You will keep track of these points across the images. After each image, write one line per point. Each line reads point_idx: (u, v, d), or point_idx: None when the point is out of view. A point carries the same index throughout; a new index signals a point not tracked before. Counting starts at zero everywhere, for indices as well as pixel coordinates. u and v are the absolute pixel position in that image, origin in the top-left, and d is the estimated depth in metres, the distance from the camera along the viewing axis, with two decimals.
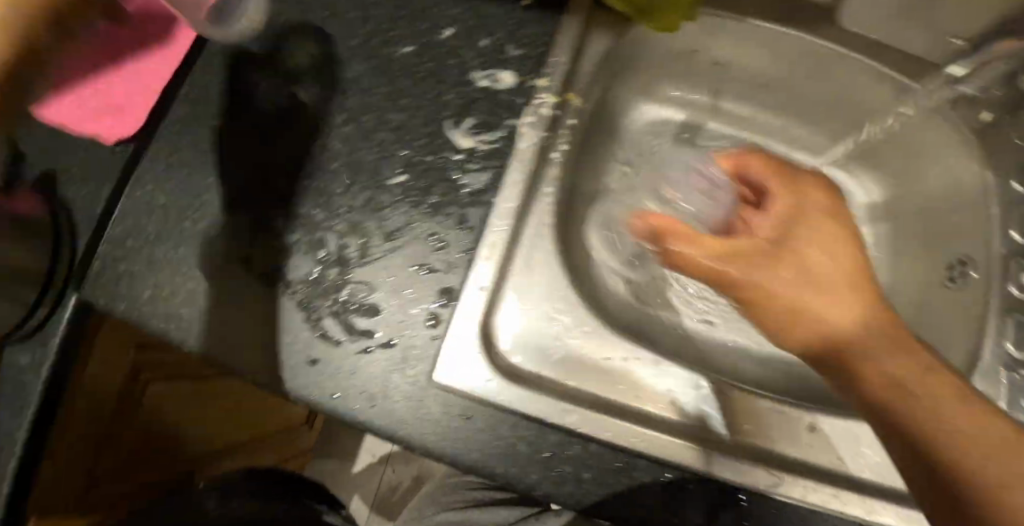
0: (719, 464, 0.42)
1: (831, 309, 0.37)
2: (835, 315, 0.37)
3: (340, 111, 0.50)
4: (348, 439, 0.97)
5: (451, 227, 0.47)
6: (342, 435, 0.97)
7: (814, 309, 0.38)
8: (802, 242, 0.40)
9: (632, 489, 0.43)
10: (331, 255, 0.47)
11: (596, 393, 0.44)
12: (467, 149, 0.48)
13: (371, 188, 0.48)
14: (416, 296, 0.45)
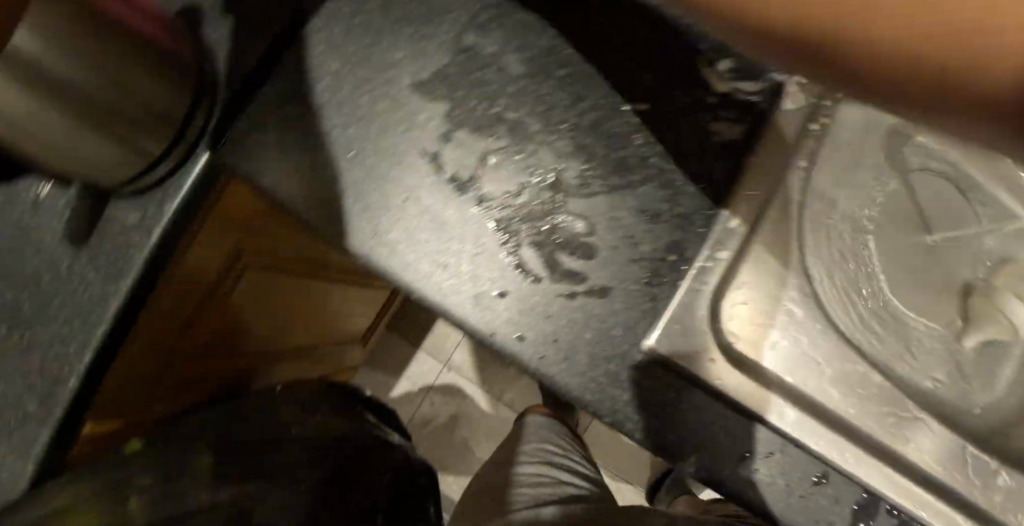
0: (908, 492, 0.40)
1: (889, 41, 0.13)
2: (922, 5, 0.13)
3: (576, 14, 0.43)
4: (396, 363, 0.92)
5: (692, 179, 0.40)
6: (393, 361, 0.93)
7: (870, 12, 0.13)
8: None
9: (822, 504, 0.38)
10: (544, 177, 0.40)
11: (803, 394, 0.41)
12: (718, 88, 0.41)
13: (601, 110, 0.41)
14: (637, 247, 0.39)
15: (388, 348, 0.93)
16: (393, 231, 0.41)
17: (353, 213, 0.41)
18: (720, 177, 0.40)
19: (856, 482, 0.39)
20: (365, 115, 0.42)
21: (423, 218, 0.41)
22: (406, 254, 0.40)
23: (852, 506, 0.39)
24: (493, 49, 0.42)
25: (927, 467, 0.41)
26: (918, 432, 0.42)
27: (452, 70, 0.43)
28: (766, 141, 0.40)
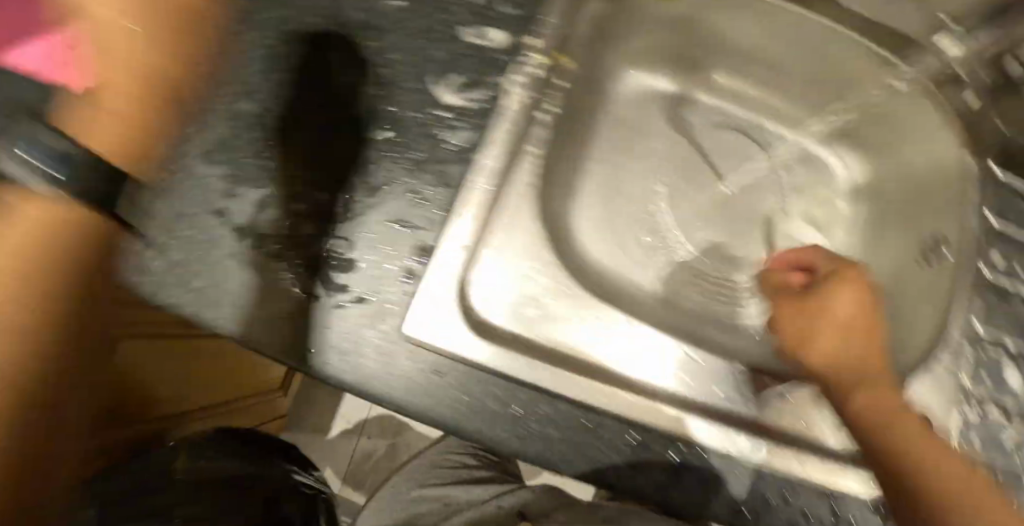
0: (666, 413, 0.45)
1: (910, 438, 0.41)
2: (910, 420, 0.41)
3: (328, 67, 0.49)
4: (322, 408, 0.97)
5: (433, 184, 0.46)
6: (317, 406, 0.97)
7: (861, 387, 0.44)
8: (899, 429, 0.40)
9: (589, 441, 0.44)
10: (308, 206, 0.46)
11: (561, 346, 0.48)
12: (449, 103, 0.48)
13: (353, 142, 0.47)
14: (395, 253, 0.45)
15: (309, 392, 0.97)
16: (181, 283, 0.44)
17: (146, 276, 0.44)
18: (456, 179, 0.47)
19: (614, 415, 0.44)
20: None
21: (207, 265, 0.44)
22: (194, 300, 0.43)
23: (615, 438, 0.44)
24: (259, 109, 0.48)
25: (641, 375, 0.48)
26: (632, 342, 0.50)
27: (224, 133, 0.48)
28: (500, 135, 0.46)
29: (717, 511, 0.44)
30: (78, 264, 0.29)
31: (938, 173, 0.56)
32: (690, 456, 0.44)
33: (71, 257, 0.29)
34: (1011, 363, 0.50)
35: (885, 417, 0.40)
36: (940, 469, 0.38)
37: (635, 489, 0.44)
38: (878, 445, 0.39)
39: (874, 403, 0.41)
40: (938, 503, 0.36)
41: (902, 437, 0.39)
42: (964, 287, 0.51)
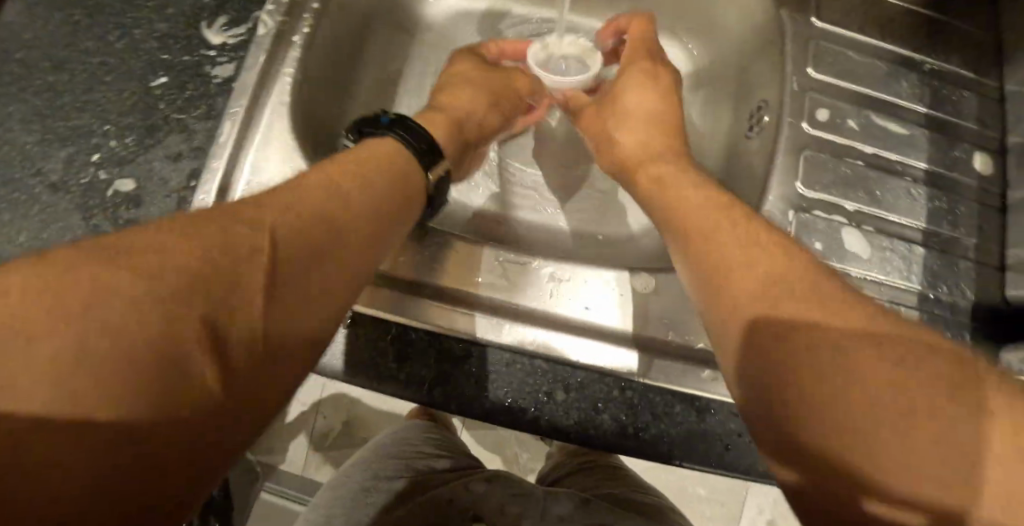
0: (434, 312, 0.43)
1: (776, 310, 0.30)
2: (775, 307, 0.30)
3: (119, 32, 0.53)
4: None
5: (200, 117, 0.49)
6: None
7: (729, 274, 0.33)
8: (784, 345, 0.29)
9: (348, 344, 0.42)
10: (99, 156, 0.50)
11: None
12: (216, 43, 0.51)
13: (137, 93, 0.51)
14: (169, 184, 0.48)
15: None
16: (11, 238, 0.48)
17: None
18: (220, 110, 0.49)
19: (378, 319, 0.43)
20: None
21: (32, 221, 0.49)
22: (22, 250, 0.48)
23: (377, 340, 0.43)
24: (66, 81, 0.53)
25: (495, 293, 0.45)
26: (485, 261, 0.45)
27: (43, 107, 0.52)
28: (254, 60, 0.48)
29: (483, 403, 0.42)
30: (220, 294, 0.29)
31: (761, 35, 0.53)
32: (497, 363, 0.42)
33: (217, 282, 0.29)
34: (845, 221, 0.48)
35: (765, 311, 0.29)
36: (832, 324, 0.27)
37: (396, 389, 0.42)
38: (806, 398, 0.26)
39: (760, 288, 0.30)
40: (859, 397, 0.25)
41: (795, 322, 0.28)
42: (782, 150, 0.48)
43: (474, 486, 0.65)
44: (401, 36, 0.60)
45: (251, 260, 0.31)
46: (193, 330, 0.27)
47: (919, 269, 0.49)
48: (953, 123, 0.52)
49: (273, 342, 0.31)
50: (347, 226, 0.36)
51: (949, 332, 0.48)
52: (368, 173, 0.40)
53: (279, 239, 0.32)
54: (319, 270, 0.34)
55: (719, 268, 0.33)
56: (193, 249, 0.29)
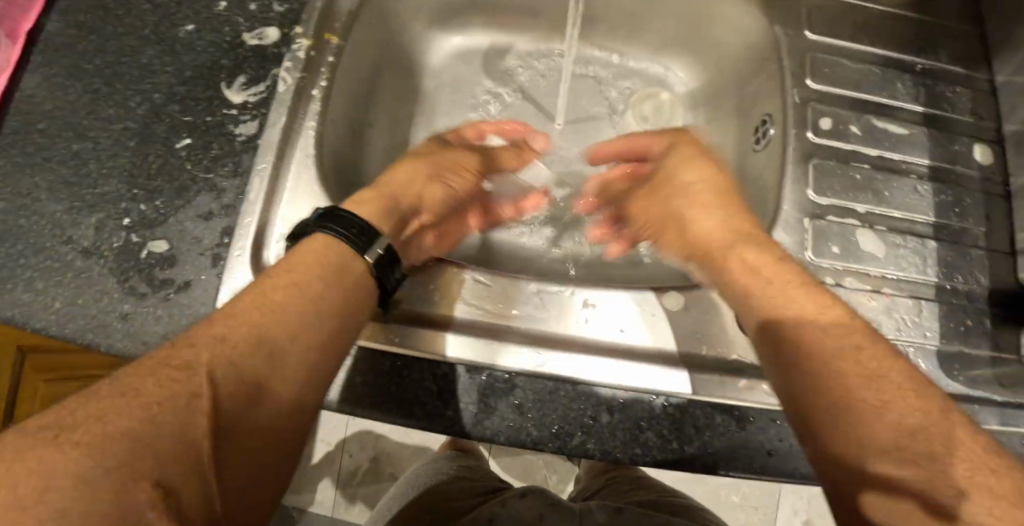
0: (472, 344, 0.44)
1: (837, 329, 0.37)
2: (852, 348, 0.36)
3: (139, 98, 0.55)
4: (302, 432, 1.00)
5: (227, 174, 0.51)
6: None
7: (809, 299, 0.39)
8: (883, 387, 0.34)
9: (395, 383, 0.44)
10: (130, 219, 0.51)
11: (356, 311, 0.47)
12: (236, 102, 0.52)
13: (162, 155, 0.53)
14: (202, 242, 0.50)
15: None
16: (50, 305, 0.49)
17: (23, 306, 0.49)
18: (246, 168, 0.51)
19: (419, 356, 0.44)
20: None
21: (69, 287, 0.50)
22: (62, 316, 0.49)
23: (421, 378, 0.44)
24: (91, 148, 0.54)
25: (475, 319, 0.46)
26: (467, 291, 0.46)
27: (71, 175, 0.53)
28: (276, 117, 0.49)
29: (530, 429, 0.43)
30: (176, 453, 0.29)
31: (756, 51, 0.55)
32: (542, 390, 0.43)
33: (174, 425, 0.30)
34: (857, 224, 0.50)
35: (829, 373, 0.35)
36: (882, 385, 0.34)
37: (444, 424, 0.43)
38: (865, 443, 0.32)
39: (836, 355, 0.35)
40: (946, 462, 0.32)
41: (862, 382, 0.34)
42: (791, 163, 0.50)
43: (511, 502, 0.66)
44: (410, 78, 0.62)
45: (193, 413, 0.30)
46: (148, 496, 0.27)
47: (933, 262, 0.51)
48: (949, 119, 0.54)
49: (223, 478, 0.32)
50: (290, 349, 0.36)
51: (970, 320, 0.50)
52: (308, 290, 0.38)
53: (222, 389, 0.32)
54: (270, 401, 0.35)
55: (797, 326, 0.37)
56: (133, 414, 0.29)
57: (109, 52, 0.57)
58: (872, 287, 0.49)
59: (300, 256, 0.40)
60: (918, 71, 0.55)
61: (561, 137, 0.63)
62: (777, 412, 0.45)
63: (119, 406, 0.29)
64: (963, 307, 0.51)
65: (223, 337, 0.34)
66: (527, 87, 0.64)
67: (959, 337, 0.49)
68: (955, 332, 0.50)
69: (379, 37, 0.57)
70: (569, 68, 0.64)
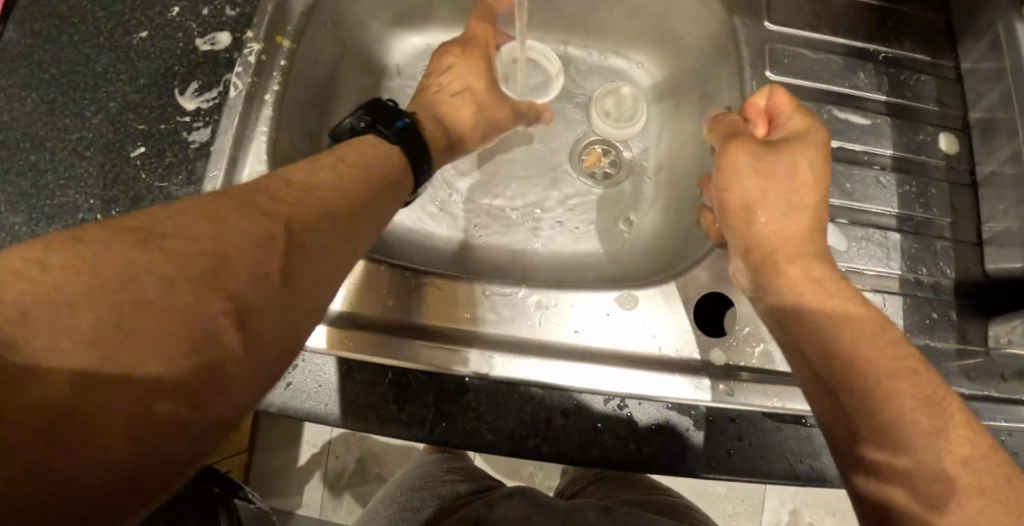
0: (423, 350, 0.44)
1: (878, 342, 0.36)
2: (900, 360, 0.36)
3: (95, 107, 0.54)
4: (287, 434, 1.00)
5: (182, 183, 0.50)
6: (282, 440, 1.00)
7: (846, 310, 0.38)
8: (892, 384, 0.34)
9: (349, 389, 0.43)
10: (87, 229, 0.51)
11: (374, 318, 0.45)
12: (189, 108, 0.52)
13: (118, 164, 0.52)
14: None
15: (274, 422, 1.01)
16: None
17: None
18: (200, 176, 0.50)
19: (372, 364, 0.44)
20: None
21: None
22: None
23: (375, 384, 0.43)
24: (48, 159, 0.54)
25: (509, 326, 0.45)
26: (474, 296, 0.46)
27: (28, 187, 0.53)
28: (227, 123, 0.49)
29: (484, 434, 0.43)
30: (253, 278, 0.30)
31: (715, 43, 0.54)
32: (495, 392, 0.43)
33: (250, 247, 0.30)
34: None
35: (855, 361, 0.36)
36: (914, 388, 0.34)
37: (396, 428, 0.43)
38: (879, 435, 0.34)
39: (861, 349, 0.36)
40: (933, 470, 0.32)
41: (889, 373, 0.35)
42: None
43: (496, 502, 0.65)
44: (371, 79, 0.61)
45: (271, 243, 0.31)
46: (220, 308, 0.28)
47: (898, 254, 0.50)
48: (913, 108, 0.53)
49: (295, 309, 0.32)
50: (348, 212, 0.36)
51: (936, 313, 0.50)
52: (364, 174, 0.39)
53: (294, 229, 0.32)
54: (332, 240, 0.35)
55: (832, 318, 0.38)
56: (218, 234, 0.30)
57: (63, 61, 0.56)
58: None
59: (382, 148, 0.43)
60: (881, 60, 0.54)
61: (526, 134, 0.62)
62: (737, 411, 0.44)
63: (209, 231, 0.29)
64: (929, 300, 0.50)
65: (290, 185, 0.34)
66: None
67: (924, 330, 0.49)
68: (920, 326, 0.49)
69: (337, 38, 0.57)
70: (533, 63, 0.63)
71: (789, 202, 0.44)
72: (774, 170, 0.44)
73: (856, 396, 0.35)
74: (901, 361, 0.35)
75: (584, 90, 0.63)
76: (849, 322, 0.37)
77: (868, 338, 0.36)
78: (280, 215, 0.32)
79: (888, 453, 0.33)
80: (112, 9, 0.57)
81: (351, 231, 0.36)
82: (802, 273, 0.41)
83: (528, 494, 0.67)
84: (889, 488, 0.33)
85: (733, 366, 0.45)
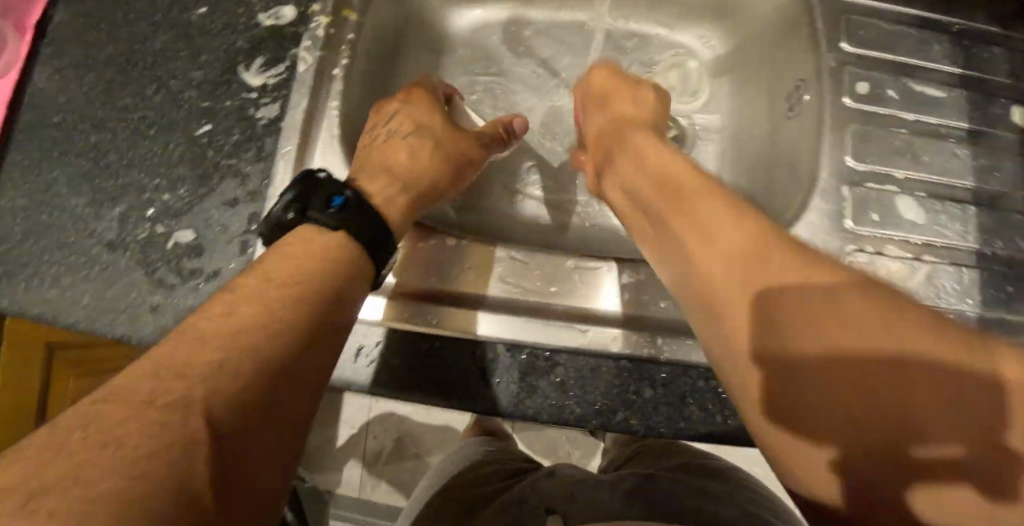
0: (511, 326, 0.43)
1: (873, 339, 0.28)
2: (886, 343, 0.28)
3: (156, 84, 0.53)
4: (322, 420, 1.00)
5: (251, 159, 0.50)
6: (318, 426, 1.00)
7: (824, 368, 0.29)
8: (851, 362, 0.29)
9: (439, 362, 0.44)
10: (154, 209, 0.51)
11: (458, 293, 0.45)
12: (255, 84, 0.51)
13: (183, 143, 0.51)
14: (228, 230, 0.49)
15: None
16: (80, 299, 0.49)
17: (52, 301, 0.49)
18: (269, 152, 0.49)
19: (459, 337, 0.44)
20: (25, 225, 0.51)
21: (96, 279, 0.49)
22: (92, 309, 0.49)
23: (463, 357, 0.44)
24: (110, 138, 0.53)
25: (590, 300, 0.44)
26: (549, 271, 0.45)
27: (91, 167, 0.52)
28: (298, 98, 0.48)
29: (572, 407, 0.43)
30: (242, 386, 0.32)
31: (785, 15, 0.53)
32: (582, 367, 0.43)
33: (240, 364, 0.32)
34: (896, 190, 0.49)
35: (787, 361, 0.30)
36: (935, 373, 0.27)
37: (484, 401, 0.43)
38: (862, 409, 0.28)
39: (826, 350, 0.29)
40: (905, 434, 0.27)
41: (830, 367, 0.29)
42: (826, 129, 0.49)
43: (537, 481, 0.66)
44: (428, 56, 0.60)
45: (203, 420, 0.29)
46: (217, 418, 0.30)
47: (973, 227, 0.50)
48: (987, 80, 0.53)
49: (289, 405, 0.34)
50: (325, 299, 0.38)
51: (1012, 288, 0.50)
52: (324, 252, 0.40)
53: (229, 389, 0.31)
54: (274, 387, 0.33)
55: (783, 368, 0.30)
56: (205, 358, 0.32)
57: (121, 39, 0.55)
58: (912, 255, 0.48)
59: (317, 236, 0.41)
60: (954, 30, 0.53)
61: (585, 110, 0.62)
62: None
63: (187, 357, 0.32)
64: (1004, 274, 0.50)
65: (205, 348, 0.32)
66: (547, 59, 0.62)
67: (1001, 304, 0.49)
68: (998, 299, 0.49)
69: (397, 12, 0.56)
70: (592, 38, 0.62)
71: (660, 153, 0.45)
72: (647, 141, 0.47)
73: (802, 402, 0.30)
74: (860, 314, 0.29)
75: (643, 65, 0.62)
76: (812, 326, 0.30)
77: (828, 340, 0.29)
78: (193, 395, 0.30)
79: (858, 424, 0.28)
80: None
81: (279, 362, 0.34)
82: (704, 217, 0.37)
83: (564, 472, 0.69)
84: (958, 454, 0.26)
85: None
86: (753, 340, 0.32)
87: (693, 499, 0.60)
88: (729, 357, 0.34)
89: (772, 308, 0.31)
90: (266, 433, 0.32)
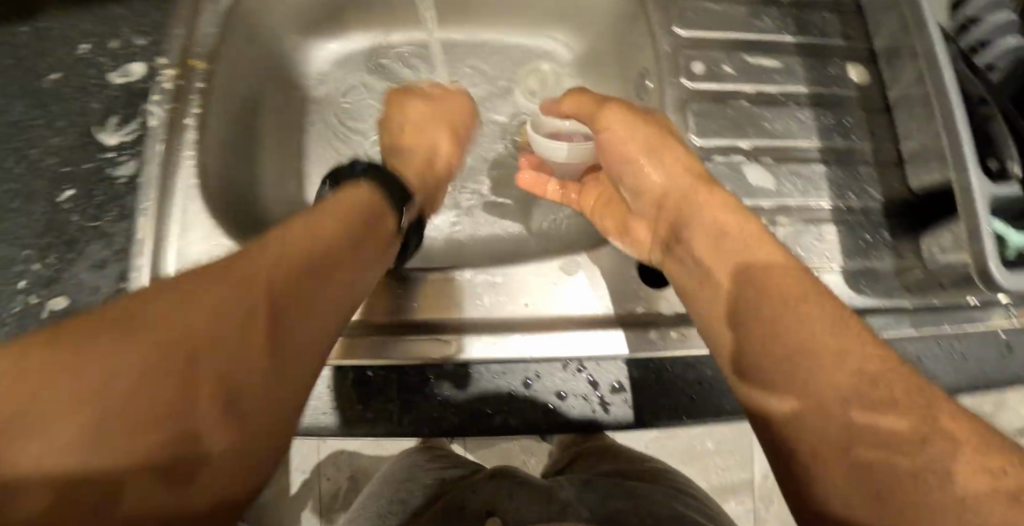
0: (386, 346, 0.45)
1: (824, 364, 0.35)
2: (857, 375, 0.34)
3: (14, 155, 0.53)
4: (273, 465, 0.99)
5: (115, 220, 0.50)
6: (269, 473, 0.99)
7: (792, 378, 0.35)
8: (817, 367, 0.35)
9: (321, 392, 0.44)
10: (22, 280, 0.50)
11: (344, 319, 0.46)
12: (111, 144, 0.51)
13: (46, 210, 0.51)
14: (100, 290, 0.48)
15: None
16: None
17: None
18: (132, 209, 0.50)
19: (336, 367, 0.45)
20: None
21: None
22: None
23: (341, 385, 0.44)
24: None
25: (465, 312, 0.46)
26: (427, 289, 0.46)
27: None
28: (151, 152, 0.49)
29: (451, 416, 0.44)
30: (230, 356, 0.32)
31: (622, 10, 0.56)
32: (456, 376, 0.45)
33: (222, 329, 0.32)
34: (743, 159, 0.51)
35: (791, 347, 0.36)
36: (863, 381, 0.34)
37: (365, 424, 0.44)
38: (848, 432, 0.33)
39: (860, 387, 0.33)
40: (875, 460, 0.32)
41: (827, 374, 0.34)
42: (669, 113, 0.51)
43: (483, 486, 0.66)
44: (295, 92, 0.62)
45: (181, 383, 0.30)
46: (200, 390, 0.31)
47: (823, 185, 0.52)
48: (820, 44, 0.55)
49: (273, 374, 0.34)
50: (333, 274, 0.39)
51: (868, 237, 0.52)
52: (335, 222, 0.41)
53: (212, 363, 0.32)
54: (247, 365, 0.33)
55: (797, 351, 0.36)
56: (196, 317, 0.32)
57: None
58: (765, 220, 0.50)
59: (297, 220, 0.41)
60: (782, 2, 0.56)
61: None
62: (694, 356, 0.46)
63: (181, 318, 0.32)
64: (861, 224, 0.53)
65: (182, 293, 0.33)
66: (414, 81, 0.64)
67: (859, 254, 0.52)
68: (858, 250, 0.52)
69: (253, 55, 0.57)
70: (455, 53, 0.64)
71: (672, 150, 0.46)
72: (635, 142, 0.47)
73: (799, 389, 0.35)
74: (814, 325, 0.36)
75: (508, 73, 0.64)
76: (841, 363, 0.34)
77: (851, 365, 0.34)
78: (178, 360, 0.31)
79: (850, 416, 0.33)
80: (19, 54, 0.55)
81: (268, 277, 0.35)
82: (728, 246, 0.41)
83: (508, 470, 0.69)
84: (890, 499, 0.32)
85: (683, 311, 0.47)
86: (758, 323, 0.38)
87: (626, 500, 0.62)
88: (739, 331, 0.39)
89: (779, 304, 0.37)
90: (248, 356, 0.33)
